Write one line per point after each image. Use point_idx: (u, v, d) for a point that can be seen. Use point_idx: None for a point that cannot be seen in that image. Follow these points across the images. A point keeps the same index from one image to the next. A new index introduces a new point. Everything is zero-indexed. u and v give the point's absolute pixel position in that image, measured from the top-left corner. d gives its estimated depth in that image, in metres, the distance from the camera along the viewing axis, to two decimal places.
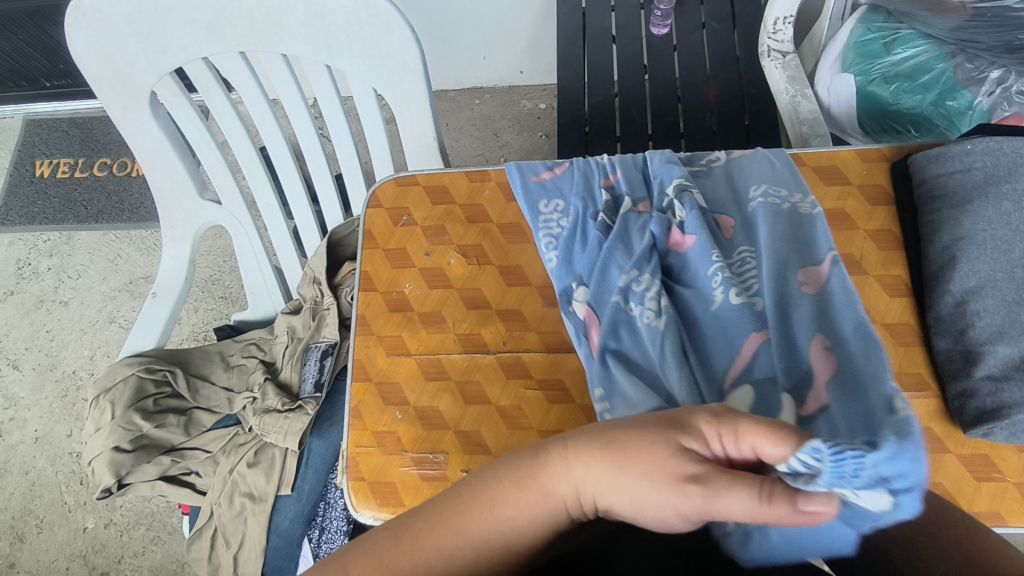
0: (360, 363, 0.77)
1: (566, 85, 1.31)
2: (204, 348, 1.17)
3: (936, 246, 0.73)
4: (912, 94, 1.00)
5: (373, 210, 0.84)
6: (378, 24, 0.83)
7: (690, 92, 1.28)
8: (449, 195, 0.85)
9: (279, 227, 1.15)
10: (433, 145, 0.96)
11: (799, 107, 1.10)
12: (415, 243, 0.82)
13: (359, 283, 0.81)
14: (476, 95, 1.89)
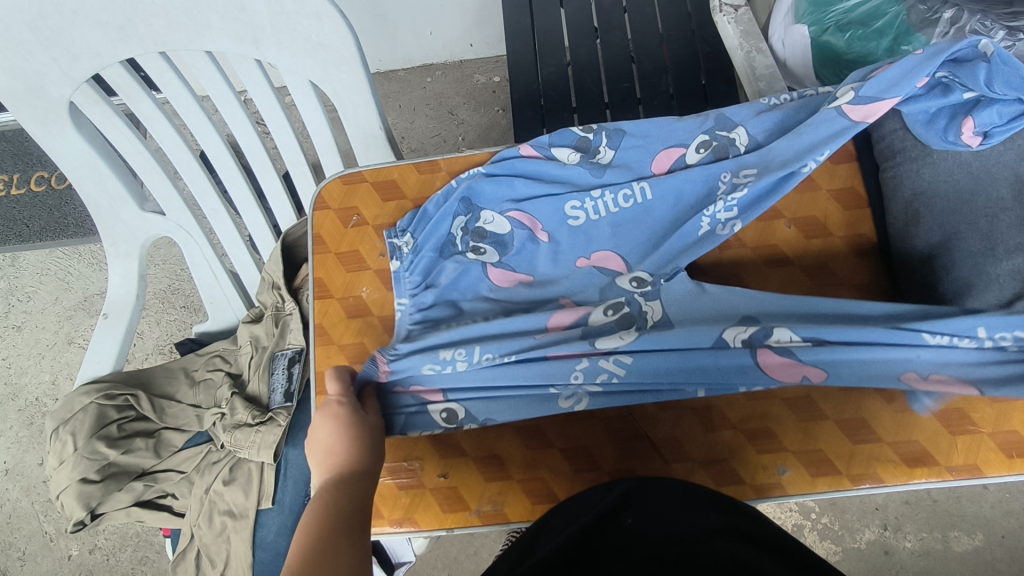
0: (324, 375, 0.73)
1: (515, 58, 1.26)
2: (167, 366, 1.13)
3: (899, 201, 0.71)
4: (867, 41, 0.98)
5: (321, 213, 0.80)
6: (304, 11, 0.77)
7: (643, 54, 1.24)
8: (399, 189, 0.80)
9: (230, 234, 1.10)
10: (380, 135, 0.91)
11: (754, 63, 1.09)
12: (368, 245, 0.78)
13: (313, 291, 0.77)
14: (426, 73, 1.82)
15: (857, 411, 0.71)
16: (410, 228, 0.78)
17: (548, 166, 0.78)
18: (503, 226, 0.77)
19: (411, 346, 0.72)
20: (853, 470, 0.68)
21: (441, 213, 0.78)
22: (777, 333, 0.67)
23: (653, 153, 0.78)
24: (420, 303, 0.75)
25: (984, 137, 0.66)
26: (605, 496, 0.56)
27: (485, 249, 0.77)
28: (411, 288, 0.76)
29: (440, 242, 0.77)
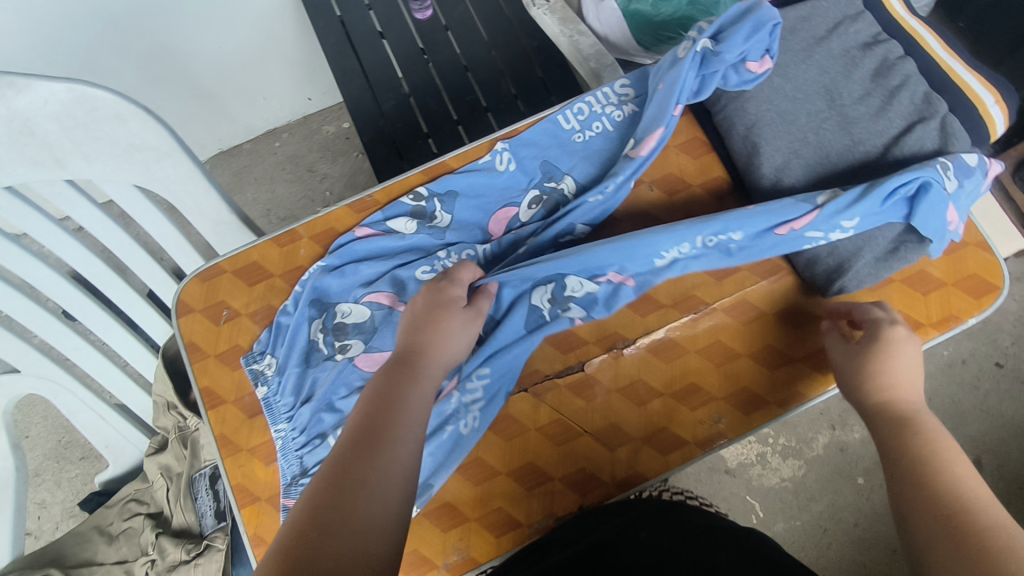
0: (241, 486, 0.64)
1: (353, 100, 1.23)
2: (76, 530, 1.02)
3: (737, 137, 0.69)
4: (668, 1, 1.04)
5: (185, 319, 0.69)
6: (102, 116, 0.71)
7: (476, 63, 1.25)
8: (263, 269, 0.70)
9: (104, 367, 1.00)
10: (232, 218, 0.86)
11: (579, 44, 1.12)
12: (248, 335, 0.68)
13: (202, 403, 0.66)
14: (273, 138, 1.76)
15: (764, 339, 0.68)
16: (268, 347, 0.67)
17: (387, 241, 0.68)
18: (364, 315, 0.67)
19: (314, 468, 0.62)
20: (780, 395, 0.66)
21: (294, 321, 0.67)
22: (571, 282, 0.67)
23: (494, 205, 0.70)
24: (302, 424, 0.64)
25: (768, 56, 0.65)
26: (625, 507, 0.59)
27: (351, 342, 0.66)
28: (288, 411, 0.65)
29: (305, 353, 0.66)
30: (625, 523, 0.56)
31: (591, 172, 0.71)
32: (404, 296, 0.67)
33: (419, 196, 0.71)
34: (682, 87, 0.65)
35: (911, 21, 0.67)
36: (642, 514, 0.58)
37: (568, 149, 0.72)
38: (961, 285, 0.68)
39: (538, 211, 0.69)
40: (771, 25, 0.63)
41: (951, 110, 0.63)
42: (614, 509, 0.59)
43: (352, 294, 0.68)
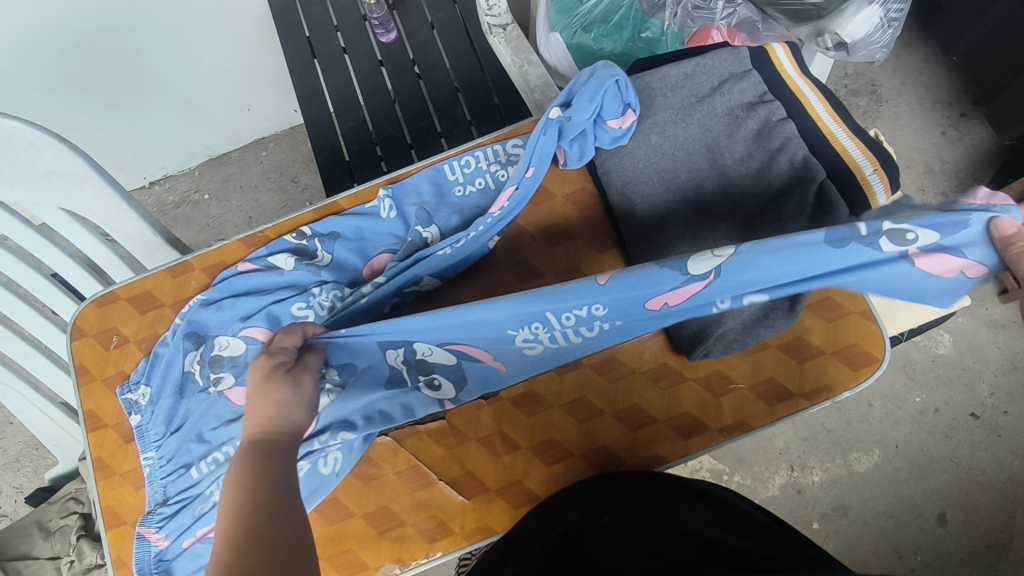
0: (109, 509, 0.67)
1: (313, 120, 1.25)
2: (18, 524, 1.07)
3: (615, 194, 0.70)
4: (610, 36, 1.02)
5: (78, 342, 0.72)
6: (18, 144, 0.75)
7: (435, 89, 1.27)
8: (155, 299, 0.73)
9: (49, 371, 1.05)
10: (157, 239, 0.89)
11: (528, 75, 1.13)
12: (134, 361, 0.71)
13: (85, 425, 0.69)
14: (261, 147, 1.80)
15: (630, 398, 0.68)
16: (144, 376, 0.70)
17: (267, 277, 0.71)
18: (240, 349, 0.68)
19: (172, 497, 0.65)
20: (637, 455, 0.66)
21: (170, 353, 0.69)
22: (420, 347, 0.65)
23: (372, 251, 0.73)
24: (166, 451, 0.67)
25: (628, 110, 0.67)
26: (580, 496, 0.59)
27: (224, 376, 0.67)
28: (157, 439, 0.68)
29: (178, 384, 0.68)
30: (586, 511, 0.56)
31: (458, 226, 0.73)
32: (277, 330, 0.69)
33: (303, 235, 0.74)
34: (537, 152, 0.67)
35: (797, 82, 0.66)
36: (601, 497, 0.57)
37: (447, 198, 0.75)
38: (840, 356, 0.67)
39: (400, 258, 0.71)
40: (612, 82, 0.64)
41: (828, 177, 0.61)
42: (572, 501, 0.59)
43: (230, 327, 0.69)
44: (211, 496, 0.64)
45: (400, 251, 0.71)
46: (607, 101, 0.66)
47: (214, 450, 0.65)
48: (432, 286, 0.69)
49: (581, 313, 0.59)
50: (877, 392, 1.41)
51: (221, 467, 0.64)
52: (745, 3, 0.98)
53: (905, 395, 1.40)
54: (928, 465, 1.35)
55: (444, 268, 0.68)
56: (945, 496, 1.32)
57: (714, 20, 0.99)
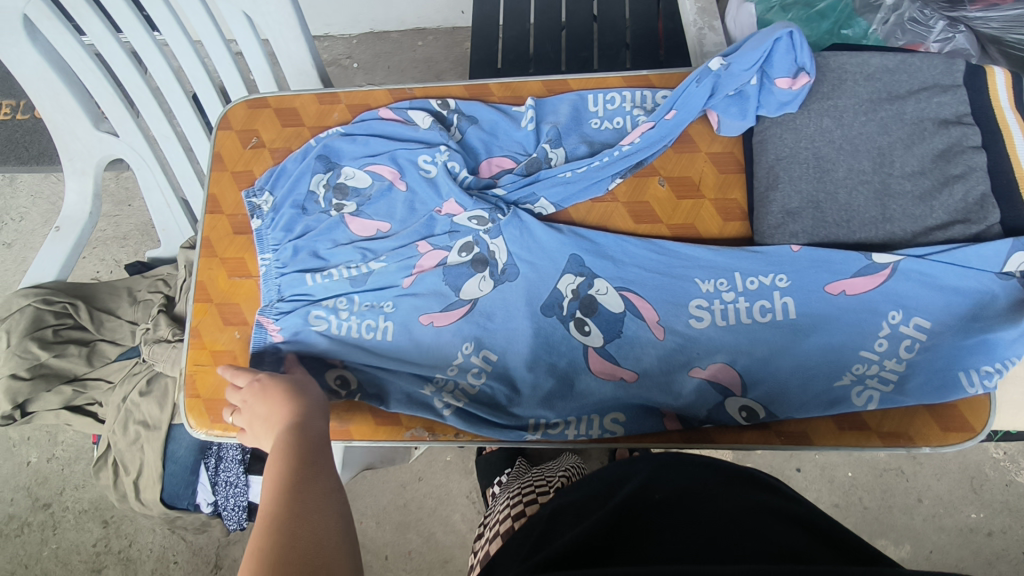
0: (202, 284, 0.73)
1: (480, 18, 1.26)
2: (112, 284, 1.19)
3: (762, 164, 0.66)
4: (809, 22, 0.95)
5: (222, 133, 0.78)
6: None
7: (606, 23, 1.24)
8: (298, 117, 0.77)
9: (180, 161, 1.14)
10: (312, 72, 0.94)
11: (704, 40, 1.08)
12: (262, 166, 0.76)
13: (204, 206, 0.76)
14: (418, 37, 1.84)
15: None
16: (269, 186, 0.75)
17: (403, 127, 0.74)
18: (364, 182, 0.73)
19: (290, 296, 0.70)
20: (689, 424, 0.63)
21: (298, 171, 0.74)
22: (598, 283, 0.67)
23: (497, 150, 0.74)
24: (283, 252, 0.71)
25: (804, 72, 0.63)
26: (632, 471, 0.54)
27: (347, 204, 0.72)
28: (274, 243, 0.72)
29: (300, 201, 0.73)
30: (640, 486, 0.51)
31: (584, 155, 0.71)
32: (405, 177, 0.72)
33: (446, 106, 0.76)
34: (685, 98, 0.67)
35: (1007, 115, 0.59)
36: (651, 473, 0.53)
37: (585, 112, 0.73)
38: (932, 409, 0.63)
39: (519, 171, 0.72)
40: (786, 35, 0.62)
41: (1002, 223, 0.58)
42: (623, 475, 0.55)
43: (354, 157, 0.74)
44: (324, 309, 0.69)
45: (522, 165, 0.72)
46: (776, 57, 0.64)
47: (331, 267, 0.70)
48: (543, 208, 0.71)
49: (765, 280, 0.64)
50: (932, 491, 1.32)
51: (335, 283, 0.69)
52: (968, 33, 0.88)
53: (961, 507, 1.30)
54: None
55: (560, 197, 0.70)
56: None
57: (926, 40, 0.89)
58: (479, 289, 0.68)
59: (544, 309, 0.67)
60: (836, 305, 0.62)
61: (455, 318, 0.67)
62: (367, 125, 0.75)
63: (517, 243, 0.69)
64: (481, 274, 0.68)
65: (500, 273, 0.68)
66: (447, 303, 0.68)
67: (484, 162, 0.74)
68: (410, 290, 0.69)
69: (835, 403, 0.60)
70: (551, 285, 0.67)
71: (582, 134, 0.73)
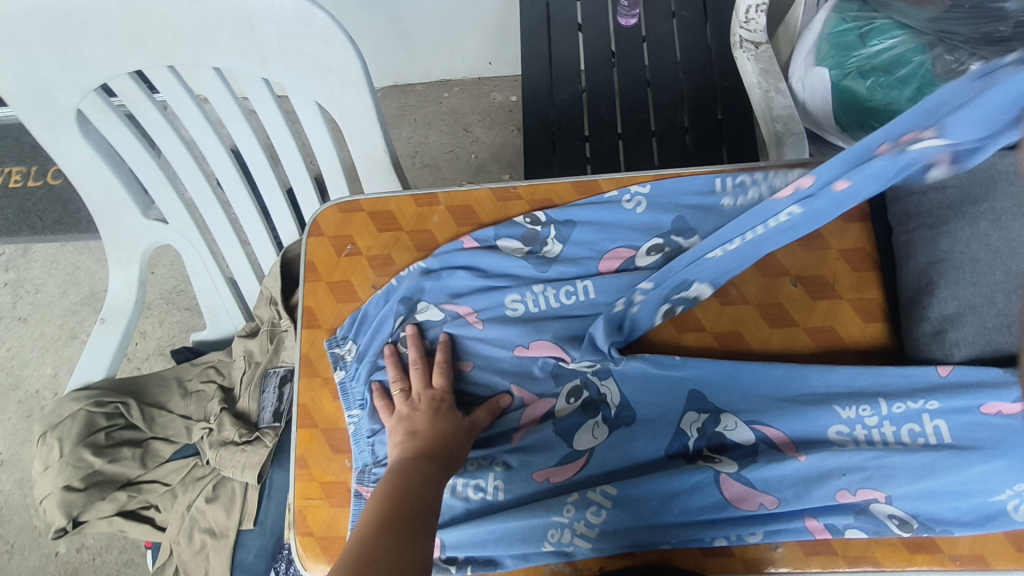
0: (305, 408, 0.69)
1: (530, 82, 1.24)
2: (159, 374, 1.13)
3: (911, 269, 0.64)
4: (890, 88, 0.94)
5: (314, 239, 0.73)
6: (311, 34, 0.76)
7: (660, 83, 1.22)
8: (396, 221, 0.73)
9: (232, 245, 1.09)
10: (385, 158, 0.90)
11: (773, 103, 1.07)
12: (361, 275, 0.72)
13: (301, 320, 0.71)
14: (444, 88, 1.81)
15: None
16: (351, 333, 0.70)
17: (490, 255, 0.71)
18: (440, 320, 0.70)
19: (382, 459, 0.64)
20: (849, 550, 0.61)
21: (380, 316, 0.70)
22: (726, 419, 0.63)
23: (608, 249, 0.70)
24: (370, 408, 0.67)
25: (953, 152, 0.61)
26: None
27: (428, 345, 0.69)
28: (360, 398, 0.68)
29: (383, 346, 0.69)
30: None
31: None
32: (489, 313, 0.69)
33: (536, 221, 0.72)
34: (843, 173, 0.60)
35: None
36: None
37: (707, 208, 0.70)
38: None
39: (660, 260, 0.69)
40: None
41: None
42: None
43: (435, 297, 0.71)
44: None
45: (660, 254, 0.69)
46: None
47: None
48: (698, 291, 0.66)
49: (912, 404, 0.61)
50: None
51: None
52: None
53: None
54: None
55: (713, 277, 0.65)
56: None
57: None
58: (594, 433, 0.64)
59: (669, 450, 0.63)
60: (993, 427, 0.58)
61: (573, 471, 0.63)
62: (446, 255, 0.71)
63: (631, 384, 0.66)
64: (594, 421, 0.65)
65: (615, 417, 0.65)
66: (561, 456, 0.64)
67: (604, 258, 0.70)
68: (520, 447, 0.65)
69: (992, 519, 0.58)
70: (674, 426, 0.64)
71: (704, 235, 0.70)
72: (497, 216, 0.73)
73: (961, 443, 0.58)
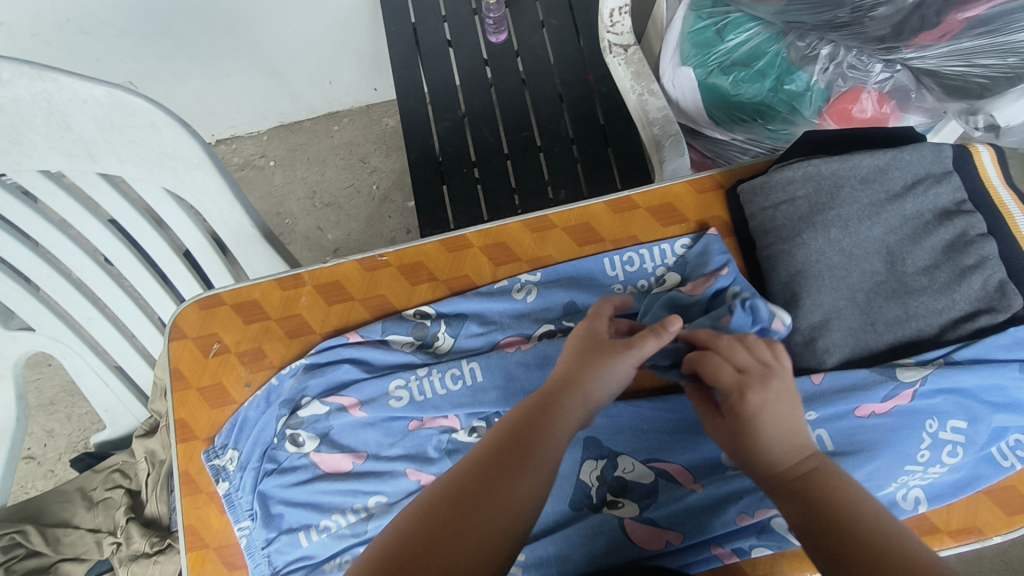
0: (193, 528, 0.64)
1: (408, 114, 1.19)
2: (60, 488, 1.05)
3: (777, 282, 0.64)
4: (751, 82, 0.96)
5: (177, 343, 0.68)
6: (138, 123, 0.71)
7: (539, 96, 1.20)
8: (262, 309, 0.69)
9: (113, 339, 1.01)
10: (254, 233, 0.84)
11: (647, 106, 1.06)
12: (232, 374, 0.67)
13: (174, 434, 0.66)
14: (333, 121, 1.74)
15: None
16: (231, 441, 0.65)
17: (378, 351, 0.66)
18: (323, 415, 0.64)
19: (284, 568, 0.61)
20: (758, 567, 0.60)
21: (261, 420, 0.65)
22: (623, 461, 0.62)
23: (491, 314, 0.68)
24: (260, 518, 0.62)
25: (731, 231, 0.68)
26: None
27: (307, 442, 0.64)
28: (250, 508, 0.63)
29: (267, 450, 0.64)
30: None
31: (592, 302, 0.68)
32: (380, 401, 0.64)
33: (426, 315, 0.68)
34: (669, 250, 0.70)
35: (1002, 193, 0.63)
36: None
37: (583, 275, 0.69)
38: (993, 495, 0.61)
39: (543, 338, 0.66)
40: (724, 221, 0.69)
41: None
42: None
43: (320, 391, 0.65)
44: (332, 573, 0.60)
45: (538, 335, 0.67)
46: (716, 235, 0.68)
47: (326, 519, 0.62)
48: None
49: None
50: None
51: (336, 538, 0.61)
52: (904, 70, 0.88)
53: None
54: None
55: None
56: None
57: (867, 82, 0.90)
58: None
59: (573, 505, 0.61)
60: (870, 428, 0.59)
61: None
62: (327, 344, 0.67)
63: None
64: None
65: None
66: None
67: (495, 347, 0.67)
68: None
69: (886, 514, 0.59)
70: (574, 478, 0.62)
71: (579, 281, 0.69)
72: (368, 288, 0.69)
73: (845, 451, 0.58)
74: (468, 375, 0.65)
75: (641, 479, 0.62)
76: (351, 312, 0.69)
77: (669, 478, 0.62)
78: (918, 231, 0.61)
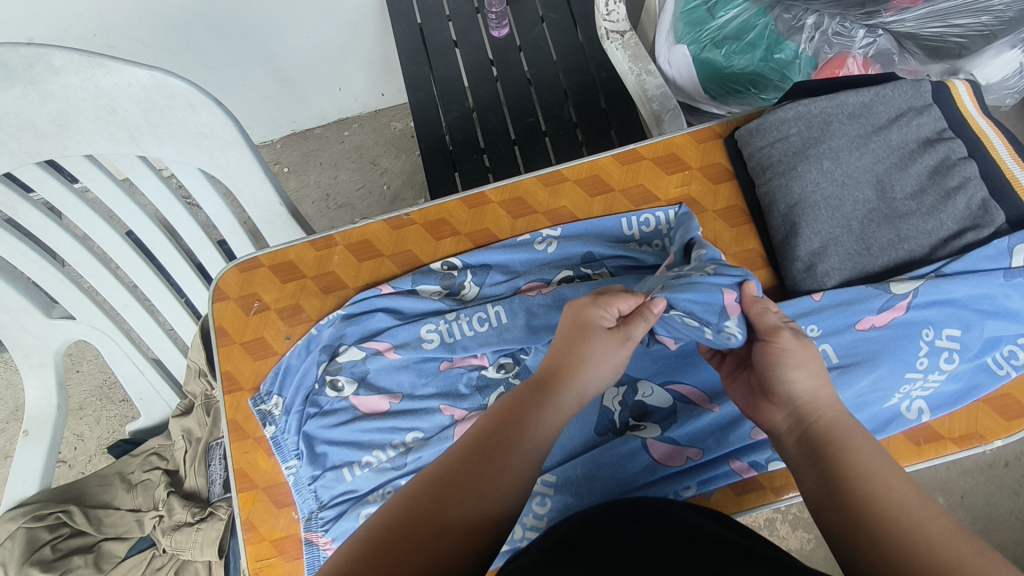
0: (242, 471, 0.68)
1: (418, 107, 1.25)
2: (100, 472, 1.09)
3: (777, 216, 0.70)
4: (742, 54, 1.02)
5: (219, 304, 0.73)
6: (177, 104, 0.76)
7: (543, 85, 1.27)
8: (298, 269, 0.74)
9: (147, 325, 1.06)
10: (282, 210, 0.90)
11: (645, 84, 1.12)
12: (272, 329, 0.72)
13: (220, 386, 0.70)
14: (343, 127, 1.81)
15: None
16: (276, 387, 0.70)
17: (409, 299, 0.71)
18: (360, 359, 0.69)
19: (331, 501, 0.65)
20: (776, 481, 0.65)
21: (304, 365, 0.70)
22: (642, 387, 0.68)
23: (513, 263, 0.73)
24: (306, 456, 0.66)
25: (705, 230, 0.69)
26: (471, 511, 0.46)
27: (345, 385, 0.68)
28: (296, 448, 0.68)
29: (310, 393, 0.69)
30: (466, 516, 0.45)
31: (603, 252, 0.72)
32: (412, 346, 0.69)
33: (453, 266, 0.73)
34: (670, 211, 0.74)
35: (979, 121, 0.70)
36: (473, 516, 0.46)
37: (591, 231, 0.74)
38: (992, 404, 0.66)
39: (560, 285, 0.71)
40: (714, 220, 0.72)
41: (1007, 222, 0.64)
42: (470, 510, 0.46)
43: (356, 338, 0.70)
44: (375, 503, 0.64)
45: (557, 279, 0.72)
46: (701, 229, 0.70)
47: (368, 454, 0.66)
48: None
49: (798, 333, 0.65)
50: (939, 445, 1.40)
51: (377, 472, 0.65)
52: (886, 34, 0.94)
53: None
54: (993, 517, 1.20)
55: None
56: (1008, 551, 1.18)
57: (852, 48, 0.95)
58: None
59: (598, 430, 0.67)
60: (870, 340, 0.64)
61: None
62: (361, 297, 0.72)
63: None
64: None
65: None
66: None
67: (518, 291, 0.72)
68: None
69: (891, 423, 0.64)
70: (598, 405, 0.67)
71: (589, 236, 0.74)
72: (396, 244, 0.75)
73: (848, 362, 0.63)
74: (493, 317, 0.70)
75: (659, 404, 0.67)
76: (381, 267, 0.74)
77: (685, 400, 0.67)
78: (903, 159, 0.67)
